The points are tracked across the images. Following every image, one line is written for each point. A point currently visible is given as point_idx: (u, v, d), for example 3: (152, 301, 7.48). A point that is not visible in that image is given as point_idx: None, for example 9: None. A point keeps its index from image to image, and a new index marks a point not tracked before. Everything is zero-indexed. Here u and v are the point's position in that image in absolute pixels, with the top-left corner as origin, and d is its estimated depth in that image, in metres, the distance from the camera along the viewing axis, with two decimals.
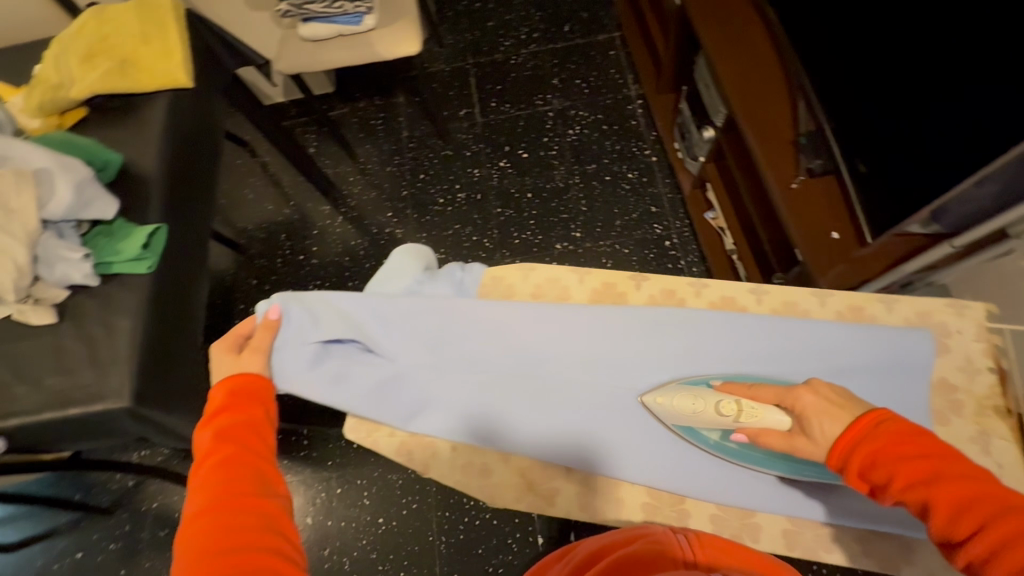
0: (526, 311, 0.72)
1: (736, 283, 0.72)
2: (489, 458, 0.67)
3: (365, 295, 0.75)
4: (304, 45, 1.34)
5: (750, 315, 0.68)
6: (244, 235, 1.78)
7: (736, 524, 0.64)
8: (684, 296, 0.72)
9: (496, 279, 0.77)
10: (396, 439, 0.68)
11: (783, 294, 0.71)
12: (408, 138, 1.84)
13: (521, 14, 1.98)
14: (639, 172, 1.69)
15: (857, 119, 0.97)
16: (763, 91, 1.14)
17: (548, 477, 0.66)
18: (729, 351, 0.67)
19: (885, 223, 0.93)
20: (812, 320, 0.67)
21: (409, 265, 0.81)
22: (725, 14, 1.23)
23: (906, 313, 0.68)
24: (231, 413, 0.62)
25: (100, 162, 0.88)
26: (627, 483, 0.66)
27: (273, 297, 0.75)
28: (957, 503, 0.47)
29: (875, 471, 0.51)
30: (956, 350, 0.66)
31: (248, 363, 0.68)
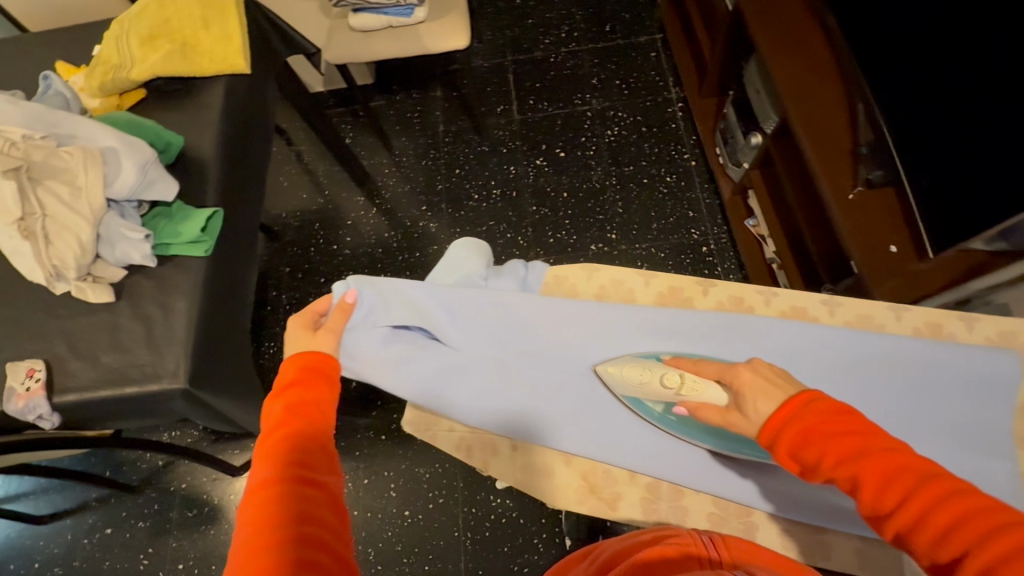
0: (590, 311, 0.74)
1: (808, 293, 0.71)
2: (550, 459, 0.69)
3: (433, 285, 0.76)
4: (353, 35, 1.35)
5: (823, 326, 0.67)
6: (278, 222, 1.79)
7: (806, 540, 0.64)
8: (753, 303, 0.72)
9: (560, 278, 0.79)
10: (455, 434, 0.71)
11: (858, 307, 0.70)
12: (444, 132, 1.84)
13: (562, 12, 1.96)
14: (677, 176, 1.67)
15: (920, 131, 0.94)
16: (820, 98, 1.12)
17: (611, 482, 0.67)
18: (803, 364, 0.66)
19: (948, 240, 0.91)
20: (889, 335, 0.66)
21: (471, 259, 0.82)
22: (781, 18, 1.21)
23: (987, 332, 0.67)
24: (301, 389, 0.62)
25: (162, 144, 0.89)
26: (692, 492, 0.67)
27: (349, 278, 0.75)
28: (884, 475, 0.47)
29: (805, 451, 0.51)
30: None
31: (324, 343, 0.68)
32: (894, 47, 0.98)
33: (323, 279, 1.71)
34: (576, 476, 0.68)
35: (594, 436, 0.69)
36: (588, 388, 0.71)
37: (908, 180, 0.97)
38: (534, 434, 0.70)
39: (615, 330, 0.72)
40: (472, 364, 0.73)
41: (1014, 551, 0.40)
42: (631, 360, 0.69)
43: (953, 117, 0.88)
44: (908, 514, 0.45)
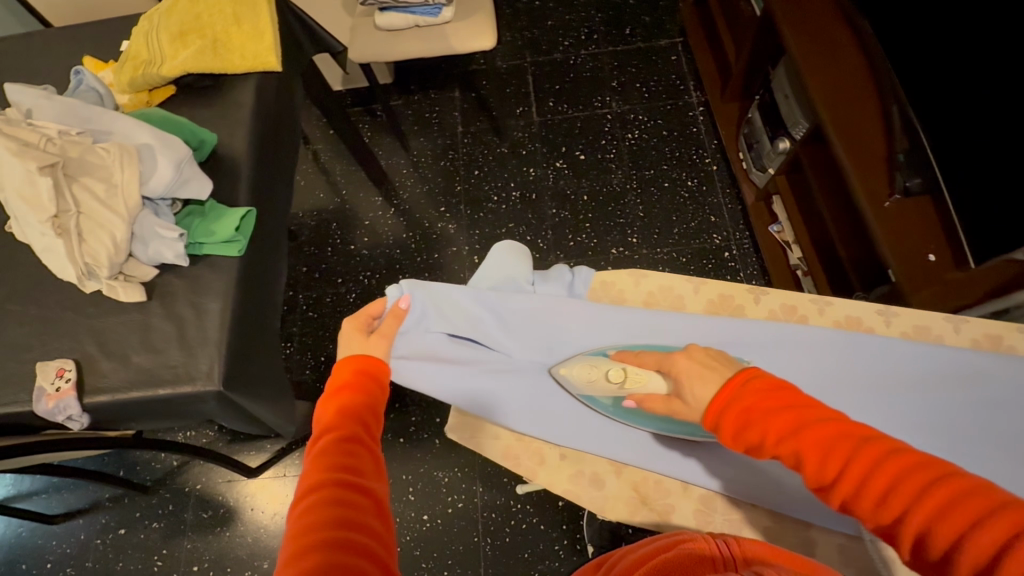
0: (639, 318, 0.73)
1: (862, 304, 0.71)
2: (599, 469, 0.69)
3: (485, 292, 0.76)
4: (379, 33, 1.34)
5: (877, 338, 0.68)
6: (294, 221, 1.77)
7: (866, 556, 0.63)
8: (806, 313, 0.72)
9: (606, 284, 0.79)
10: (501, 442, 0.72)
11: (912, 319, 0.71)
12: (462, 133, 1.83)
13: (582, 14, 1.95)
14: (699, 180, 1.66)
15: (960, 135, 0.93)
16: (856, 104, 1.10)
17: (663, 493, 0.67)
18: (854, 376, 0.67)
19: (989, 248, 0.89)
20: (946, 347, 0.67)
21: (516, 265, 0.80)
22: (814, 22, 1.20)
23: None
24: (351, 392, 0.61)
25: (196, 142, 0.89)
26: (747, 506, 0.66)
27: (404, 283, 0.74)
28: (822, 448, 0.49)
29: (745, 432, 0.52)
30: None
31: (377, 348, 0.67)
32: (932, 53, 0.96)
33: (340, 279, 1.69)
34: (626, 487, 0.68)
35: (643, 445, 0.69)
36: None
37: (948, 188, 0.96)
38: (582, 444, 0.70)
39: (663, 338, 0.72)
40: (519, 370, 0.75)
41: (948, 506, 0.42)
42: (579, 358, 0.71)
43: (995, 121, 0.87)
44: (849, 482, 0.47)
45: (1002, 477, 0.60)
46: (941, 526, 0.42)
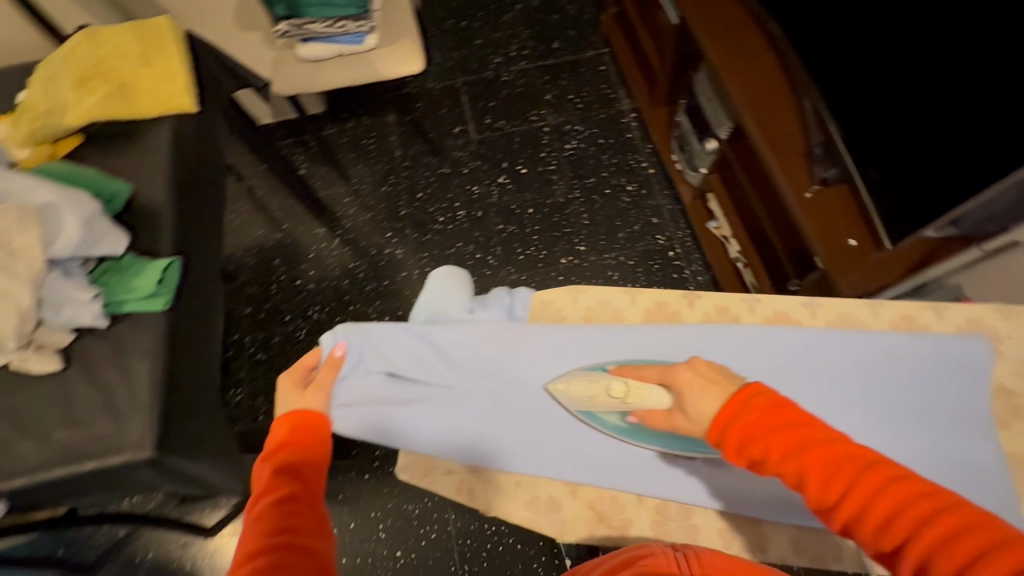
0: (579, 334, 0.74)
1: (789, 298, 0.74)
2: (554, 492, 0.69)
3: (416, 326, 0.78)
4: (303, 64, 1.31)
5: (806, 329, 0.71)
6: (233, 261, 1.71)
7: (816, 544, 0.66)
8: (738, 312, 0.75)
9: (544, 303, 0.79)
10: (454, 477, 0.69)
11: (836, 307, 0.74)
12: (401, 156, 1.81)
13: (509, 32, 1.98)
14: (638, 185, 1.71)
15: (869, 126, 0.99)
16: (771, 103, 1.16)
17: (619, 508, 0.67)
18: (788, 371, 0.70)
19: (904, 229, 0.95)
20: (869, 331, 0.71)
21: (456, 291, 0.83)
22: (727, 27, 1.26)
23: (957, 320, 0.72)
24: (288, 451, 0.62)
25: (107, 195, 0.85)
26: (700, 510, 0.68)
27: (337, 329, 0.78)
28: (826, 470, 0.51)
29: (750, 449, 0.55)
30: (1010, 355, 0.70)
31: (314, 400, 0.68)
32: (840, 49, 1.02)
33: (287, 317, 1.63)
34: (582, 506, 0.68)
35: (599, 462, 0.70)
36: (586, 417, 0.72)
37: (861, 177, 1.02)
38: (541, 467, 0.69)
39: (606, 353, 0.73)
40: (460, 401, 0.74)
41: (953, 536, 0.45)
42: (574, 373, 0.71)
43: (899, 109, 0.93)
44: (853, 505, 0.50)
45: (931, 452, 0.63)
46: (944, 556, 0.45)
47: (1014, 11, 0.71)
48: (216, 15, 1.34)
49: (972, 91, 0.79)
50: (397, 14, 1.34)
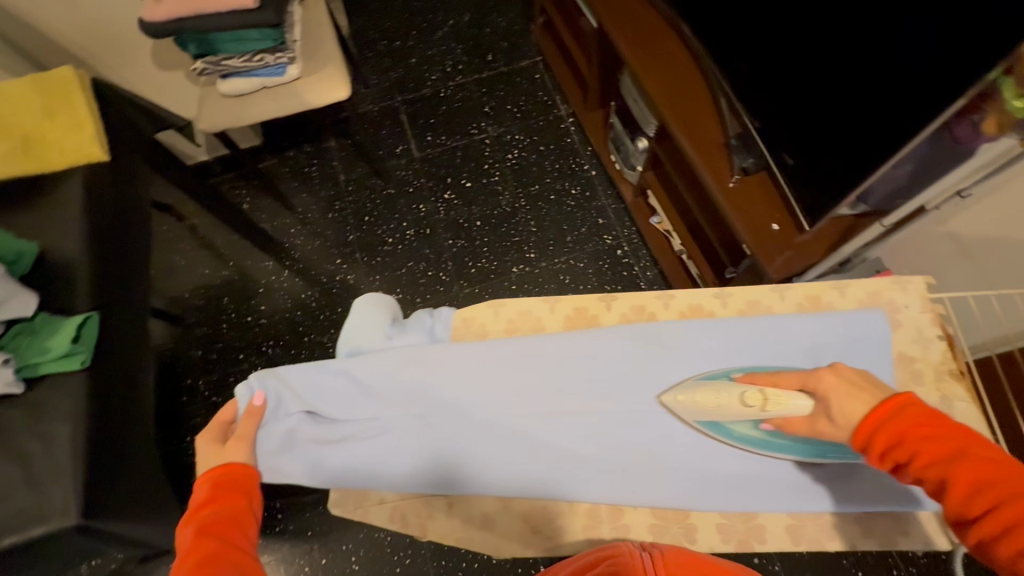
0: (498, 348, 0.76)
1: (701, 291, 0.79)
2: (488, 508, 0.74)
3: (333, 361, 0.77)
4: (226, 101, 1.29)
5: (718, 320, 0.75)
6: (180, 304, 1.67)
7: (742, 528, 0.72)
8: (654, 310, 0.79)
9: (467, 320, 0.81)
10: (387, 506, 0.75)
11: (746, 295, 0.78)
12: (346, 181, 1.80)
13: (442, 48, 2.00)
14: (581, 188, 1.73)
15: (774, 116, 1.02)
16: (685, 100, 1.19)
17: (551, 519, 0.73)
18: (702, 365, 0.74)
19: (817, 209, 0.99)
20: (776, 316, 0.75)
21: (377, 317, 0.82)
22: (641, 30, 1.29)
23: (857, 295, 0.76)
24: (215, 505, 0.65)
25: (13, 255, 0.82)
26: (631, 509, 0.73)
27: (252, 377, 0.77)
28: (974, 483, 0.50)
29: (897, 454, 0.55)
30: (908, 324, 0.74)
31: (235, 452, 0.71)
32: (742, 43, 1.06)
33: (241, 355, 1.60)
34: (517, 519, 0.73)
35: (530, 473, 0.73)
36: (513, 430, 0.75)
37: (775, 160, 1.04)
38: (474, 486, 0.74)
39: (529, 365, 0.76)
40: (387, 429, 0.76)
41: None
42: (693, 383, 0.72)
43: (797, 97, 0.96)
44: (994, 522, 0.48)
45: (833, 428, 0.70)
46: None
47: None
48: (133, 58, 1.32)
49: (860, 74, 0.83)
50: (321, 44, 1.33)
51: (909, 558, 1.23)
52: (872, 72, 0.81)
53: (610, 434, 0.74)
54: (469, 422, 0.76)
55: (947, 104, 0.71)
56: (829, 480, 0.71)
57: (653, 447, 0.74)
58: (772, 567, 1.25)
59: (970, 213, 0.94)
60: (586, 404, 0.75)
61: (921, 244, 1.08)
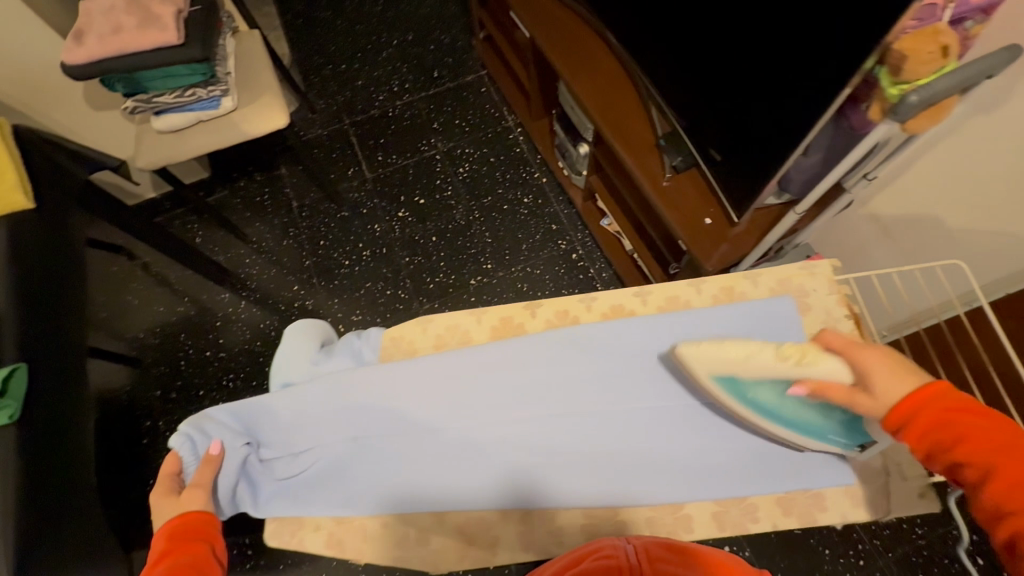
0: (428, 363, 0.77)
1: (622, 292, 0.81)
2: (423, 525, 0.73)
3: (269, 395, 0.79)
4: (162, 137, 1.28)
5: (639, 319, 0.78)
6: (136, 344, 1.63)
7: (670, 519, 0.72)
8: (577, 312, 0.80)
9: (395, 339, 0.82)
10: (322, 532, 0.74)
11: (666, 292, 0.81)
12: (299, 207, 1.80)
13: (388, 68, 2.01)
14: (533, 196, 1.76)
15: (694, 112, 1.05)
16: (615, 104, 1.23)
17: (486, 528, 0.72)
18: (627, 363, 0.77)
19: (743, 201, 1.01)
20: (693, 311, 0.78)
21: (303, 345, 0.83)
22: (570, 40, 1.33)
23: (769, 283, 0.80)
24: (172, 558, 0.66)
25: None
26: (564, 511, 0.73)
27: (183, 423, 0.77)
28: (1017, 477, 0.52)
29: (935, 439, 0.57)
30: (817, 306, 0.78)
31: (190, 500, 0.71)
32: (658, 46, 1.09)
33: (202, 391, 1.57)
34: (451, 534, 0.72)
35: (473, 483, 0.74)
36: (452, 443, 0.76)
37: (704, 157, 1.07)
38: (415, 502, 0.73)
39: (460, 378, 0.77)
40: (330, 449, 0.76)
41: None
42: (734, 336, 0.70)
43: (711, 94, 0.99)
44: None
45: None
46: None
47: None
48: (64, 102, 1.30)
49: (761, 71, 0.87)
50: (255, 75, 1.34)
51: (872, 530, 1.26)
52: (769, 67, 0.85)
53: (548, 439, 0.75)
54: (411, 438, 0.76)
55: (834, 95, 0.74)
56: (765, 467, 0.72)
57: (588, 447, 0.75)
58: (742, 553, 1.26)
59: (885, 194, 0.99)
60: (523, 411, 0.76)
61: (843, 230, 1.14)
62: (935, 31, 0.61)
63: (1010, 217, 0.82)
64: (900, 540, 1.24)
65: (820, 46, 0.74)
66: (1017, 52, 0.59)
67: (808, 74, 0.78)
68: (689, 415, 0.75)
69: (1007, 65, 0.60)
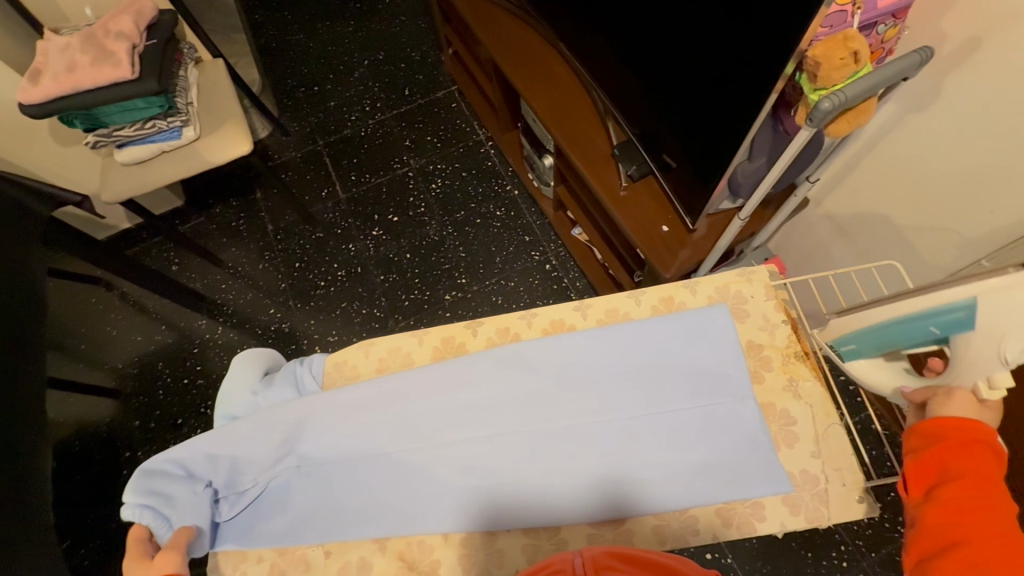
0: (377, 384, 0.78)
1: (562, 306, 0.83)
2: (365, 552, 0.73)
3: (214, 431, 0.77)
4: (126, 170, 1.29)
5: (578, 333, 0.78)
6: (115, 374, 1.62)
7: (611, 535, 0.70)
8: (518, 329, 0.82)
9: (339, 364, 0.83)
10: (264, 564, 0.74)
11: (605, 305, 0.83)
12: (274, 230, 1.80)
13: (360, 88, 2.03)
14: (506, 209, 1.76)
15: (643, 122, 1.06)
16: (572, 116, 1.24)
17: (427, 552, 0.71)
18: (573, 375, 0.76)
19: (696, 208, 1.02)
20: (631, 322, 0.79)
21: (247, 373, 0.84)
22: (527, 54, 1.34)
23: (707, 292, 0.81)
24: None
25: None
26: (505, 533, 0.72)
27: (129, 492, 0.72)
28: (955, 516, 0.54)
29: (943, 454, 0.58)
30: (754, 312, 0.80)
31: (163, 564, 0.65)
32: (605, 59, 1.10)
33: (180, 419, 1.56)
34: (394, 559, 0.72)
35: (423, 505, 0.73)
36: (402, 463, 0.76)
37: (658, 164, 1.07)
38: (366, 527, 0.73)
39: (407, 397, 0.77)
40: (285, 476, 0.77)
41: None
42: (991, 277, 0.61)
43: (654, 103, 1.00)
44: (937, 542, 0.54)
45: (697, 420, 0.73)
46: None
47: (695, 14, 0.81)
48: (31, 139, 1.31)
49: (693, 81, 0.88)
50: (218, 103, 1.35)
51: (853, 530, 1.24)
52: (702, 75, 0.85)
53: (499, 458, 0.74)
54: (365, 461, 0.76)
55: (762, 101, 0.75)
56: (711, 481, 0.70)
57: (537, 465, 0.73)
58: (725, 560, 1.25)
59: (837, 193, 1.00)
60: (472, 429, 0.76)
61: (797, 231, 1.15)
62: (845, 37, 0.64)
63: (948, 214, 0.82)
64: (883, 539, 1.22)
65: (743, 56, 0.75)
66: (926, 53, 0.61)
67: (736, 84, 0.79)
68: (637, 428, 0.73)
69: (919, 67, 0.62)
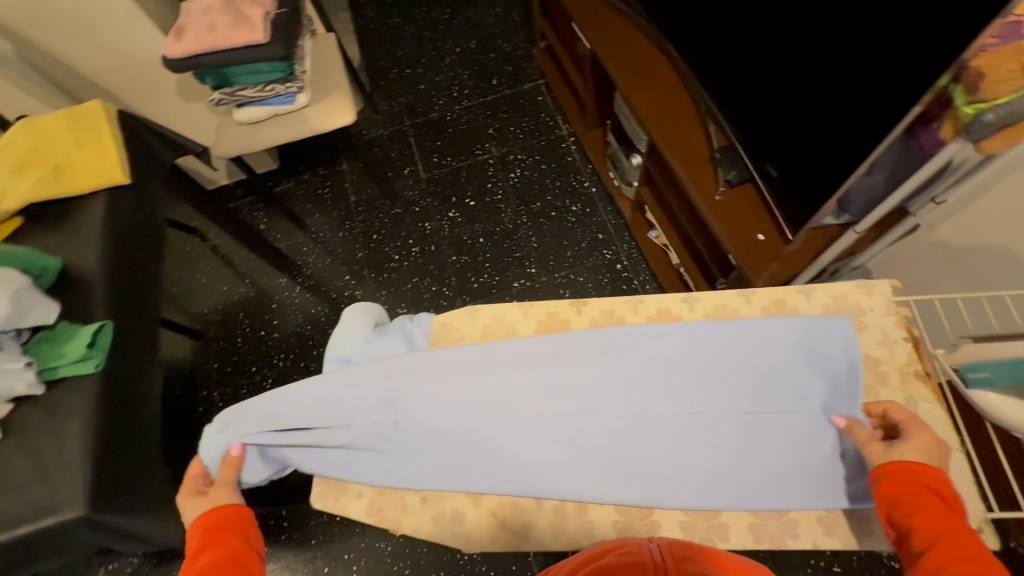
0: (475, 351, 0.81)
1: (669, 297, 0.85)
2: (458, 504, 0.78)
3: (313, 383, 0.83)
4: (241, 128, 1.38)
5: (683, 324, 0.79)
6: (199, 319, 1.73)
7: (705, 526, 0.73)
8: (623, 313, 0.85)
9: (445, 326, 0.88)
10: (363, 500, 0.80)
11: (713, 300, 0.83)
12: (356, 201, 1.88)
13: (450, 74, 2.08)
14: (582, 205, 1.77)
15: (750, 128, 1.05)
16: (672, 117, 1.23)
17: (519, 513, 0.76)
18: (671, 365, 0.77)
19: (802, 218, 0.99)
20: (741, 319, 0.78)
21: (360, 323, 0.91)
22: (631, 53, 1.34)
23: (822, 300, 0.81)
24: (212, 550, 0.67)
25: (38, 269, 0.96)
26: (597, 507, 0.75)
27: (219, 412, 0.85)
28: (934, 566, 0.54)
29: (895, 500, 0.60)
30: (873, 326, 0.78)
31: (220, 496, 0.73)
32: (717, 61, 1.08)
33: (252, 368, 1.65)
34: (486, 514, 0.77)
35: (506, 470, 0.76)
36: (493, 430, 0.78)
37: (761, 172, 1.05)
38: (454, 482, 0.77)
39: (504, 367, 0.80)
40: (366, 426, 0.80)
41: None
42: None
43: (768, 108, 0.99)
44: None
45: (795, 427, 0.73)
46: None
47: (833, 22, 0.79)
48: (163, 93, 1.43)
49: (818, 89, 0.87)
50: (329, 74, 1.43)
51: None
52: (832, 82, 0.83)
53: (585, 437, 0.76)
54: (451, 425, 0.78)
55: (903, 113, 0.73)
56: (800, 488, 0.71)
57: (623, 448, 0.75)
58: None
59: (955, 221, 0.96)
60: (562, 406, 0.77)
61: (903, 254, 1.11)
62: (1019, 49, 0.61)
63: None
64: None
65: (881, 71, 0.74)
66: None
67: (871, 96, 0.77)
68: (729, 427, 0.74)
69: None
